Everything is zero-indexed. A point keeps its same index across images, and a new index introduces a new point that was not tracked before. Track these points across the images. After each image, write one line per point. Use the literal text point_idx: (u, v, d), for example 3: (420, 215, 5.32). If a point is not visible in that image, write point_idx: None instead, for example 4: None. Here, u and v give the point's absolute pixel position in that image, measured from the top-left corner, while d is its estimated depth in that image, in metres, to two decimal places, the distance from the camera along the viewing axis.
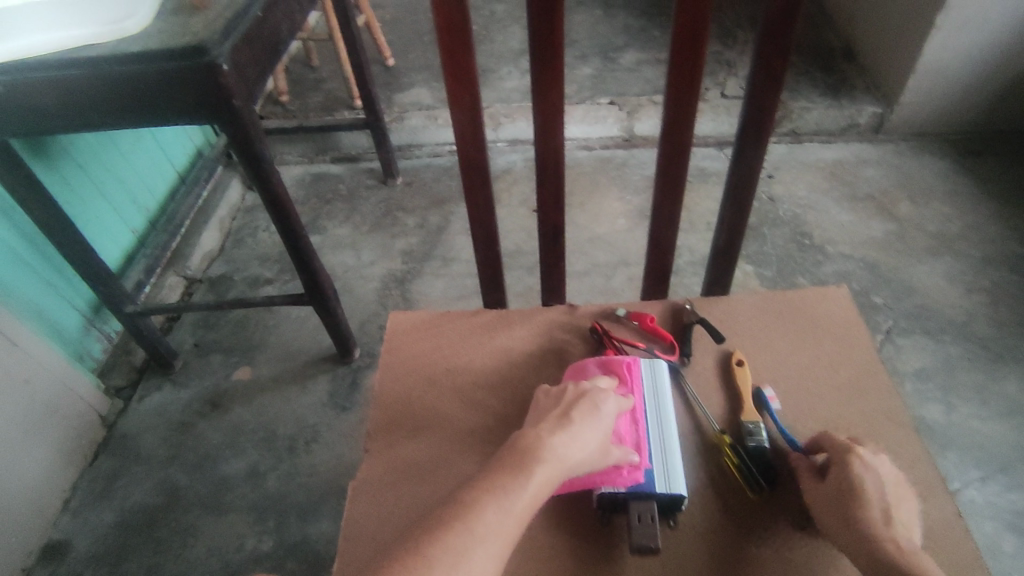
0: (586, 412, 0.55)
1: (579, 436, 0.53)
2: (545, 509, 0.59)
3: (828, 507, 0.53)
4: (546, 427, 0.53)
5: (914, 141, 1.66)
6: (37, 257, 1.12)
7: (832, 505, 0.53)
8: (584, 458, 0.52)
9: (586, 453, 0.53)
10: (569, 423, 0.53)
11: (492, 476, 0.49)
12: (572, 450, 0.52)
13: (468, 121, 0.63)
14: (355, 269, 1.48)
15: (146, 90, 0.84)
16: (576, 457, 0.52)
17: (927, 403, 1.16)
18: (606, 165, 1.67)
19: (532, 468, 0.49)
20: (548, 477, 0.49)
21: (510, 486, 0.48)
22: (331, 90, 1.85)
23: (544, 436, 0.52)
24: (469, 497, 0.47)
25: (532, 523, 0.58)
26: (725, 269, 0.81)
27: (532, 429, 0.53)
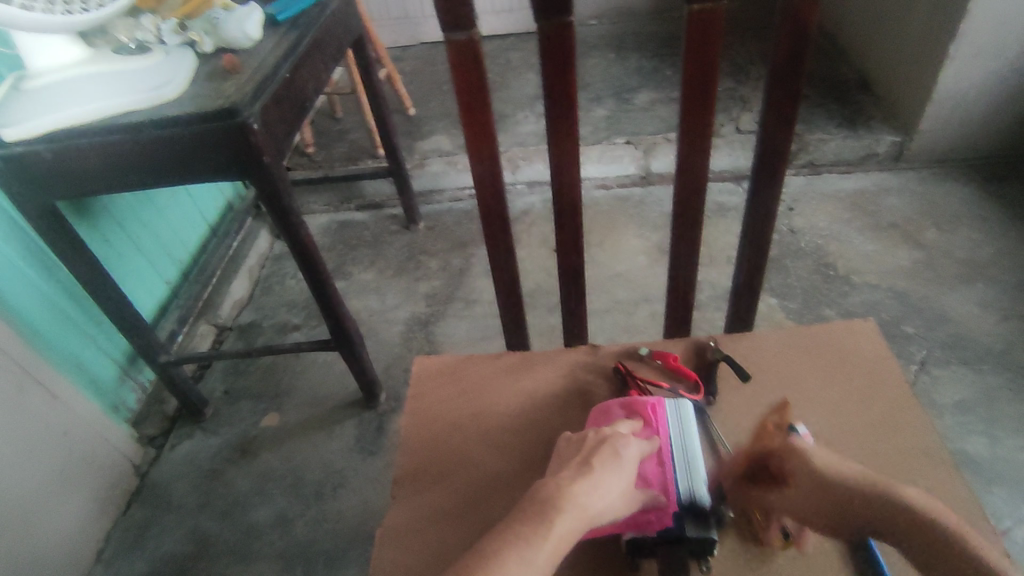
0: (607, 458, 0.54)
1: (601, 483, 0.52)
2: (573, 555, 0.59)
3: (814, 502, 0.52)
4: (567, 475, 0.52)
5: (936, 168, 1.65)
6: (77, 311, 1.17)
7: (819, 502, 0.52)
8: (607, 507, 0.52)
9: (609, 501, 0.52)
10: (592, 471, 0.53)
11: (516, 525, 0.48)
12: (596, 499, 0.51)
13: (487, 171, 0.65)
14: (380, 312, 1.51)
15: (182, 151, 0.88)
16: (600, 505, 0.51)
17: (969, 436, 1.11)
18: (624, 203, 1.69)
19: (555, 517, 0.49)
20: (571, 525, 0.49)
21: (532, 536, 0.47)
22: (355, 140, 1.92)
23: (566, 484, 0.51)
24: (491, 547, 0.47)
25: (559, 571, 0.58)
26: (747, 305, 0.81)
27: (553, 478, 0.53)
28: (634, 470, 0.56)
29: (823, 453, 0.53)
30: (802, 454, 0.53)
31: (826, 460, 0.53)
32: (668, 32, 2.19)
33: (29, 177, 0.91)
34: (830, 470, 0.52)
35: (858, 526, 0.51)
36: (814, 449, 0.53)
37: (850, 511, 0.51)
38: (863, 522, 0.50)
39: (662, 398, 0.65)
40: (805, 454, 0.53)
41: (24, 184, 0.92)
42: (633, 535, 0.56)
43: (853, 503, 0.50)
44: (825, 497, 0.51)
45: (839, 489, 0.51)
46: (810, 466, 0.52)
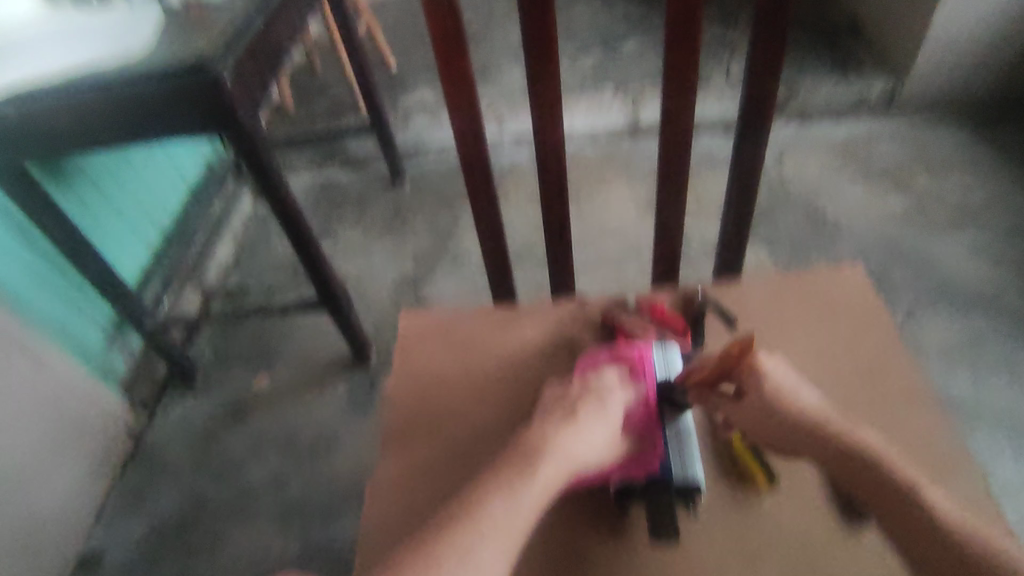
0: (592, 407, 0.55)
1: (586, 431, 0.53)
2: (560, 501, 0.59)
3: (758, 422, 0.55)
4: (552, 425, 0.53)
5: (928, 113, 1.62)
6: (58, 277, 1.15)
7: (764, 422, 0.55)
8: (591, 453, 0.52)
9: (593, 448, 0.53)
10: (576, 419, 0.53)
11: (500, 471, 0.49)
12: (579, 446, 0.52)
13: (467, 120, 0.63)
14: (367, 272, 1.49)
15: (152, 108, 0.85)
16: (584, 452, 0.52)
17: (953, 379, 1.13)
18: (613, 156, 1.66)
19: (539, 464, 0.49)
20: (555, 471, 0.49)
21: (516, 483, 0.48)
22: (335, 96, 1.86)
23: (551, 432, 0.52)
24: (476, 495, 0.47)
25: (548, 517, 0.58)
26: (734, 254, 0.80)
27: (538, 427, 0.53)
28: (619, 418, 0.56)
29: (789, 381, 0.55)
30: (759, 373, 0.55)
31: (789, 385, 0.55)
32: None
33: None
34: (785, 396, 0.54)
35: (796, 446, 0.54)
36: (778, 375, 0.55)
37: (790, 433, 0.54)
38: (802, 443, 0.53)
39: (648, 344, 0.65)
40: (766, 375, 0.55)
41: None
42: (620, 480, 0.56)
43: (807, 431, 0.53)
44: (769, 418, 0.54)
45: (786, 410, 0.54)
46: (764, 386, 0.55)
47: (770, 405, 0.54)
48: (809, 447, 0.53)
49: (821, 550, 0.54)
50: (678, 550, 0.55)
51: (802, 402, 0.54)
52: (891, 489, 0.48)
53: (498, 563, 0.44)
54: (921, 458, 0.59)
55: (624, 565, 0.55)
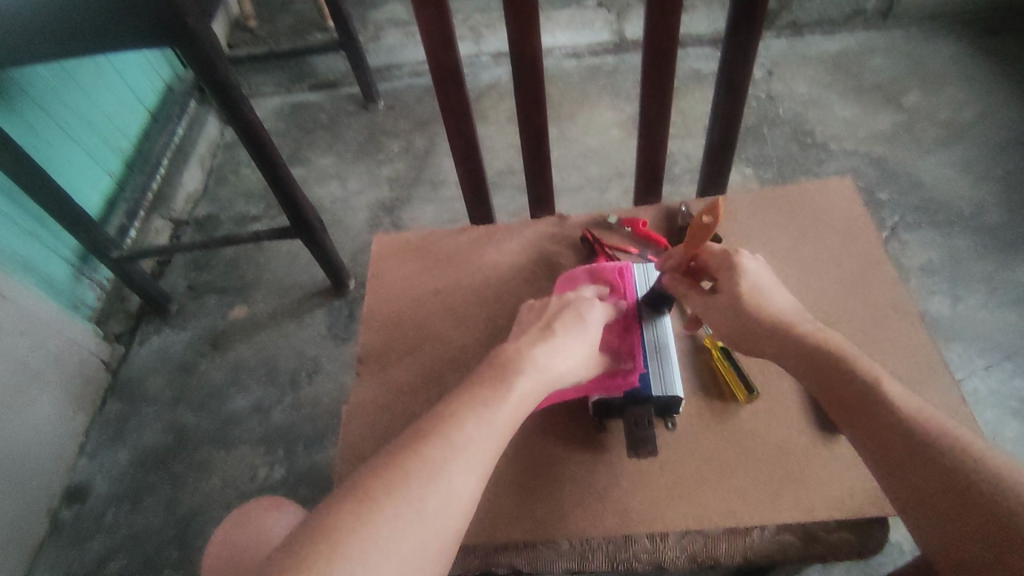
0: (571, 322, 0.53)
1: (564, 346, 0.51)
2: (539, 419, 0.59)
3: (734, 323, 0.53)
4: (528, 340, 0.51)
5: (924, 24, 1.55)
6: (12, 207, 1.09)
7: (739, 322, 0.53)
8: (569, 368, 0.51)
9: (571, 363, 0.51)
10: (553, 334, 0.52)
11: (475, 386, 0.47)
12: (557, 361, 0.50)
13: (433, 18, 0.58)
14: (343, 199, 1.44)
15: (89, 13, 0.77)
16: (562, 367, 0.51)
17: (932, 296, 1.14)
18: (596, 73, 1.58)
19: (515, 379, 0.48)
20: (531, 386, 0.48)
21: (491, 397, 0.46)
22: (300, 10, 1.74)
23: (527, 348, 0.50)
24: (447, 410, 0.45)
25: (527, 434, 0.58)
26: (721, 168, 0.77)
27: (514, 343, 0.51)
28: (598, 333, 0.55)
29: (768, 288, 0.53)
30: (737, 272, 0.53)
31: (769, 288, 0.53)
32: None
33: None
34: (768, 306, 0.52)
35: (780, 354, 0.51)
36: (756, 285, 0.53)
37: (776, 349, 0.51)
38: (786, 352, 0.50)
39: (630, 263, 0.64)
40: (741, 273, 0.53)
41: None
42: (599, 397, 0.56)
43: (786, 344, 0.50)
44: (745, 318, 0.52)
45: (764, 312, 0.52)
46: (742, 286, 0.53)
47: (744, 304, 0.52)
48: (792, 357, 0.50)
49: (802, 461, 0.54)
50: (658, 464, 0.55)
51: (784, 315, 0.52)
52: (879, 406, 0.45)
53: (470, 478, 0.43)
54: (901, 369, 0.59)
55: (602, 479, 0.55)
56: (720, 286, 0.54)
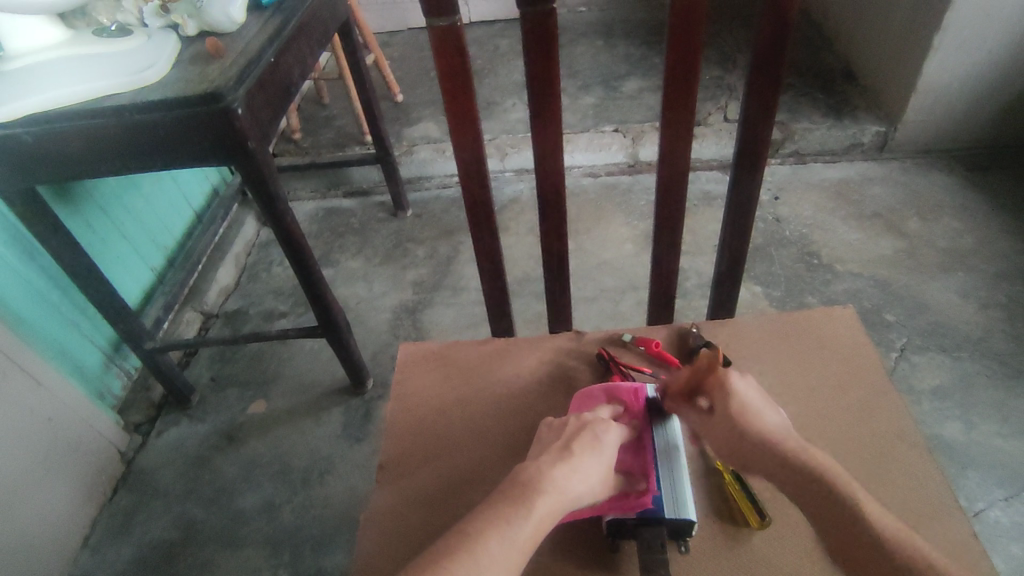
0: (586, 444, 0.56)
1: (580, 468, 0.54)
2: (551, 536, 0.60)
3: (730, 437, 0.58)
4: (546, 461, 0.54)
5: (919, 158, 1.66)
6: (60, 297, 1.16)
7: (737, 439, 0.58)
8: (584, 487, 0.53)
9: (586, 485, 0.53)
10: (571, 455, 0.54)
11: (498, 504, 0.50)
12: (572, 480, 0.53)
13: (471, 158, 0.65)
14: (367, 300, 1.51)
15: (164, 135, 0.87)
16: (577, 489, 0.53)
17: (946, 421, 1.14)
18: (612, 191, 1.69)
19: (535, 497, 0.50)
20: (550, 507, 0.50)
21: (511, 518, 0.48)
22: (342, 126, 1.90)
23: (545, 468, 0.53)
24: (469, 527, 0.48)
25: (541, 550, 0.59)
26: (729, 293, 0.82)
27: (533, 462, 0.54)
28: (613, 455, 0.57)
29: (758, 402, 0.59)
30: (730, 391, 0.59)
31: (778, 425, 0.58)
32: (657, 19, 2.18)
33: (8, 162, 0.89)
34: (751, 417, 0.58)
35: (772, 472, 0.56)
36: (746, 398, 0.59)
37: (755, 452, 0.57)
38: (776, 469, 0.55)
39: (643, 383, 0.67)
40: (733, 394, 0.59)
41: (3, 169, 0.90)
42: (614, 516, 0.57)
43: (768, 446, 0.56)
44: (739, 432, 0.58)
45: (756, 429, 0.57)
46: (735, 404, 0.59)
47: (739, 422, 0.58)
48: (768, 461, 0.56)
49: None
50: None
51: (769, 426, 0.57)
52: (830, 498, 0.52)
53: None
54: (908, 500, 0.59)
55: None
56: (715, 402, 0.60)
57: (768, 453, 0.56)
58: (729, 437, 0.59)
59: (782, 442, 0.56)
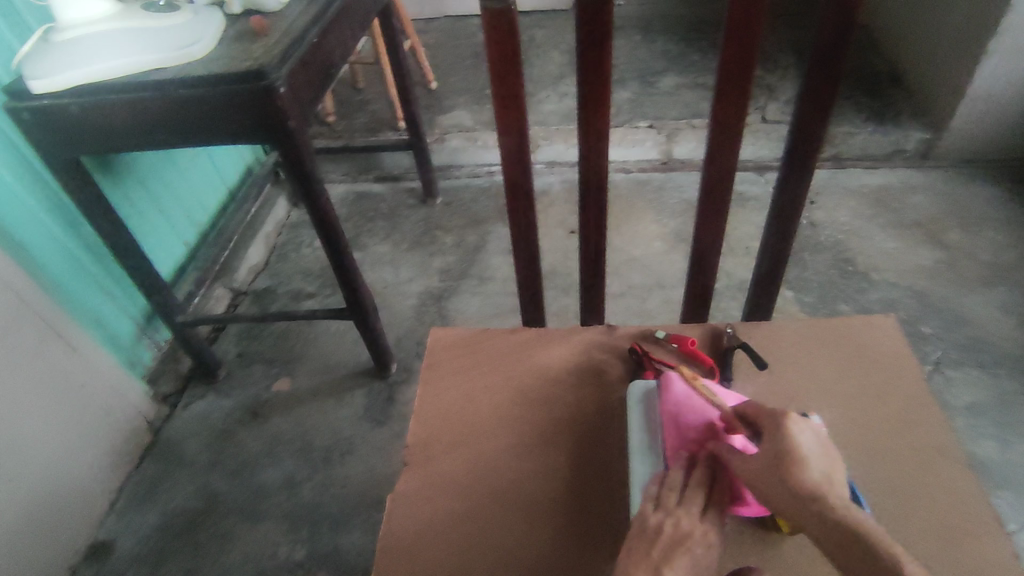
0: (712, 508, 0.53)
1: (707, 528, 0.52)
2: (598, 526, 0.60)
3: (760, 468, 0.50)
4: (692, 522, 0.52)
5: (964, 167, 1.61)
6: (97, 267, 1.18)
7: (768, 469, 0.50)
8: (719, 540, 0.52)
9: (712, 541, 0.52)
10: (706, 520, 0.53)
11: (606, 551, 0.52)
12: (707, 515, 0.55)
13: (514, 144, 0.65)
14: (394, 285, 1.52)
15: (206, 111, 0.88)
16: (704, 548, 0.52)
17: (981, 439, 1.11)
18: (643, 188, 1.68)
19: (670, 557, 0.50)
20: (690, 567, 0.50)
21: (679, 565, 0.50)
22: (375, 111, 1.91)
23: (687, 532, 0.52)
24: None
25: (590, 537, 0.60)
26: (768, 295, 0.80)
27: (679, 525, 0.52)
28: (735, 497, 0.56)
29: (816, 451, 0.50)
30: (787, 431, 0.51)
31: (815, 451, 0.50)
32: (697, 15, 2.14)
33: (56, 132, 0.91)
34: (796, 455, 0.49)
35: (782, 501, 0.48)
36: (800, 438, 0.50)
37: (781, 483, 0.49)
38: (788, 498, 0.48)
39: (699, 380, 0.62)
40: (790, 436, 0.51)
41: (49, 136, 0.92)
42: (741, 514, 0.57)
43: (791, 480, 0.48)
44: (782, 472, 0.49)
45: (792, 467, 0.49)
46: (786, 441, 0.50)
47: (781, 457, 0.50)
48: (787, 498, 0.48)
49: None
50: None
51: (811, 468, 0.49)
52: (852, 536, 0.44)
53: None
54: (946, 516, 0.58)
55: None
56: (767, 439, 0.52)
57: (788, 482, 0.48)
58: (767, 466, 0.50)
59: (817, 484, 0.48)
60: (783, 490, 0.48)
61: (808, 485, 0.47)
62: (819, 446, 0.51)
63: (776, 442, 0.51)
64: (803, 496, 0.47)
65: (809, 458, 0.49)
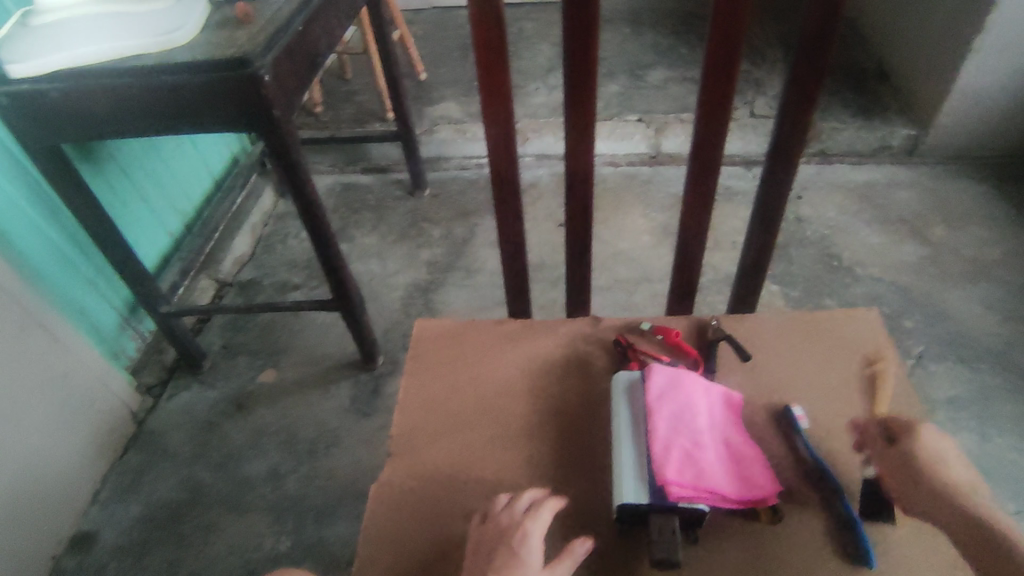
0: None
1: None
2: (582, 515, 0.61)
3: (905, 476, 0.56)
4: None
5: (948, 164, 1.63)
6: (79, 256, 1.16)
7: (912, 477, 0.56)
8: None
9: None
10: None
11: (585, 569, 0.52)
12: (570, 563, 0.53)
13: (500, 135, 0.65)
14: (381, 277, 1.51)
15: (190, 98, 0.87)
16: None
17: (959, 431, 1.13)
18: (632, 182, 1.68)
19: None
20: None
21: None
22: (363, 102, 1.89)
23: None
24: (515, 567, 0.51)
25: (572, 525, 0.60)
26: (752, 288, 0.81)
27: None
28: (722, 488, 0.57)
29: (947, 454, 0.56)
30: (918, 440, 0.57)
31: (945, 455, 0.56)
32: (687, 9, 2.15)
33: (34, 117, 0.89)
34: (934, 463, 0.55)
35: (926, 505, 0.54)
36: (933, 445, 0.56)
37: (929, 490, 0.54)
38: (932, 503, 0.54)
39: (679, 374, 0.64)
40: (923, 443, 0.56)
41: (27, 122, 0.90)
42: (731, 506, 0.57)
43: (937, 488, 0.54)
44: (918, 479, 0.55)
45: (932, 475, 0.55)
46: (921, 450, 0.56)
47: (926, 466, 0.55)
48: (936, 502, 0.54)
49: None
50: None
51: (947, 474, 0.55)
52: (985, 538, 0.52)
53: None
54: None
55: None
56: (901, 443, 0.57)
57: (933, 489, 0.54)
58: (909, 474, 0.56)
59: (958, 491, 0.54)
60: (931, 496, 0.54)
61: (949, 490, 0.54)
62: (950, 449, 0.57)
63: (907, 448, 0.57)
64: (947, 500, 0.54)
65: (942, 463, 0.56)
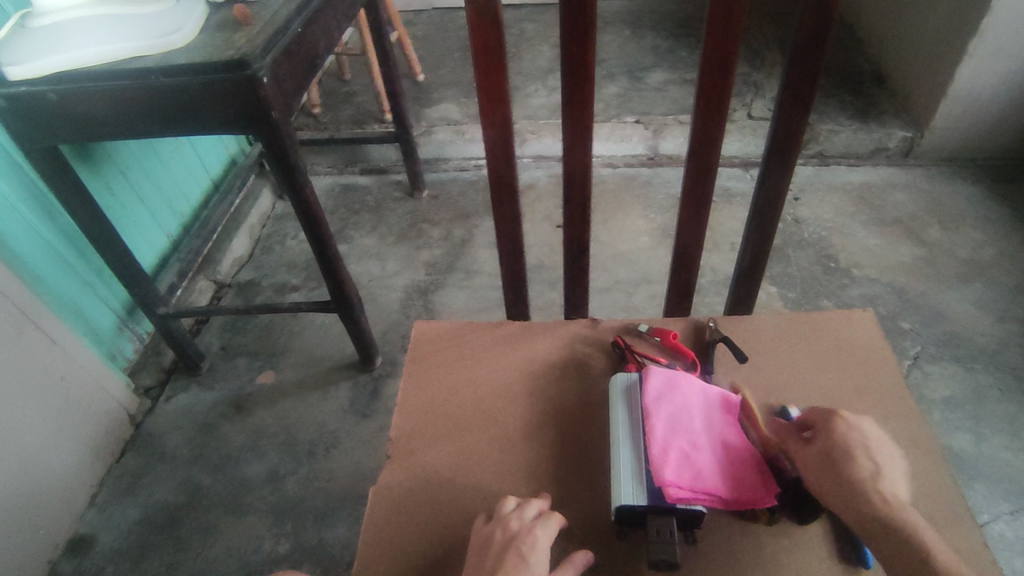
0: None
1: None
2: (581, 516, 0.61)
3: (820, 468, 0.55)
4: None
5: (945, 165, 1.64)
6: (77, 258, 1.16)
7: (828, 471, 0.54)
8: None
9: None
10: None
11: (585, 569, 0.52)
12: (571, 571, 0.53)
13: (498, 138, 0.65)
14: (379, 279, 1.51)
15: (188, 100, 0.87)
16: None
17: (956, 432, 1.13)
18: (630, 183, 1.68)
19: None
20: None
21: None
22: (362, 103, 1.90)
23: None
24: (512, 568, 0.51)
25: (570, 526, 0.60)
26: (749, 290, 0.81)
27: None
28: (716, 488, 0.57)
29: (870, 446, 0.55)
30: (837, 429, 0.55)
31: (869, 447, 0.55)
32: (685, 11, 2.15)
33: (33, 120, 0.90)
34: (852, 455, 0.54)
35: (841, 500, 0.52)
36: (850, 436, 0.55)
37: (843, 484, 0.53)
38: (846, 497, 0.52)
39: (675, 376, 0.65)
40: (839, 434, 0.55)
41: (26, 124, 0.90)
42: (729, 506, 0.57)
43: (853, 481, 0.52)
44: (835, 470, 0.53)
45: (848, 467, 0.53)
46: (838, 441, 0.55)
47: (837, 458, 0.54)
48: (847, 496, 0.52)
49: None
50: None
51: (862, 465, 0.53)
52: (896, 533, 0.49)
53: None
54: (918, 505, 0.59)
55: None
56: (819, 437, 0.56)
57: (846, 482, 0.52)
58: (826, 468, 0.54)
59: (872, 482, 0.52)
60: (844, 489, 0.52)
61: (862, 480, 0.52)
62: (872, 441, 0.55)
63: (826, 439, 0.55)
64: (861, 494, 0.51)
65: (861, 455, 0.54)
